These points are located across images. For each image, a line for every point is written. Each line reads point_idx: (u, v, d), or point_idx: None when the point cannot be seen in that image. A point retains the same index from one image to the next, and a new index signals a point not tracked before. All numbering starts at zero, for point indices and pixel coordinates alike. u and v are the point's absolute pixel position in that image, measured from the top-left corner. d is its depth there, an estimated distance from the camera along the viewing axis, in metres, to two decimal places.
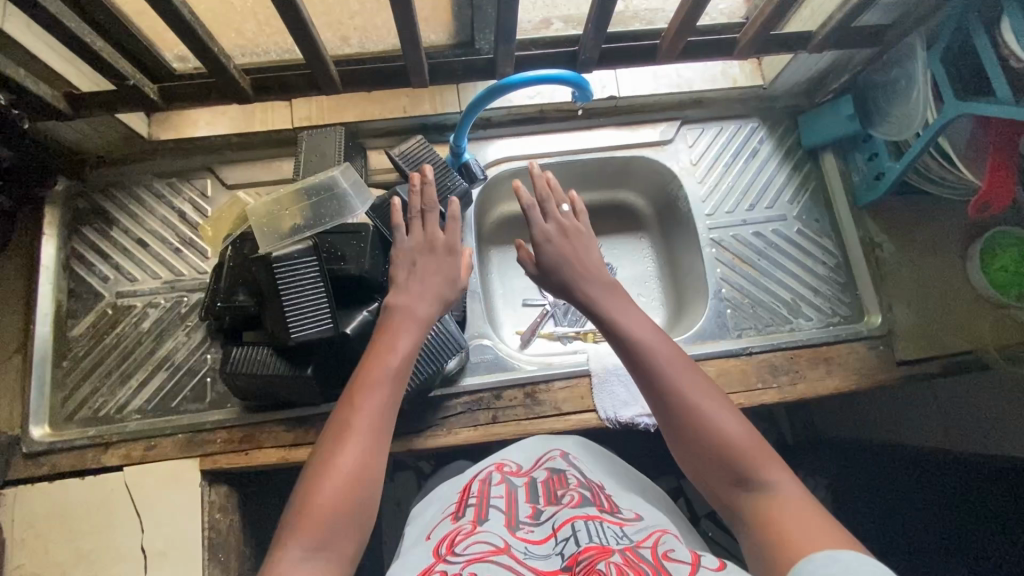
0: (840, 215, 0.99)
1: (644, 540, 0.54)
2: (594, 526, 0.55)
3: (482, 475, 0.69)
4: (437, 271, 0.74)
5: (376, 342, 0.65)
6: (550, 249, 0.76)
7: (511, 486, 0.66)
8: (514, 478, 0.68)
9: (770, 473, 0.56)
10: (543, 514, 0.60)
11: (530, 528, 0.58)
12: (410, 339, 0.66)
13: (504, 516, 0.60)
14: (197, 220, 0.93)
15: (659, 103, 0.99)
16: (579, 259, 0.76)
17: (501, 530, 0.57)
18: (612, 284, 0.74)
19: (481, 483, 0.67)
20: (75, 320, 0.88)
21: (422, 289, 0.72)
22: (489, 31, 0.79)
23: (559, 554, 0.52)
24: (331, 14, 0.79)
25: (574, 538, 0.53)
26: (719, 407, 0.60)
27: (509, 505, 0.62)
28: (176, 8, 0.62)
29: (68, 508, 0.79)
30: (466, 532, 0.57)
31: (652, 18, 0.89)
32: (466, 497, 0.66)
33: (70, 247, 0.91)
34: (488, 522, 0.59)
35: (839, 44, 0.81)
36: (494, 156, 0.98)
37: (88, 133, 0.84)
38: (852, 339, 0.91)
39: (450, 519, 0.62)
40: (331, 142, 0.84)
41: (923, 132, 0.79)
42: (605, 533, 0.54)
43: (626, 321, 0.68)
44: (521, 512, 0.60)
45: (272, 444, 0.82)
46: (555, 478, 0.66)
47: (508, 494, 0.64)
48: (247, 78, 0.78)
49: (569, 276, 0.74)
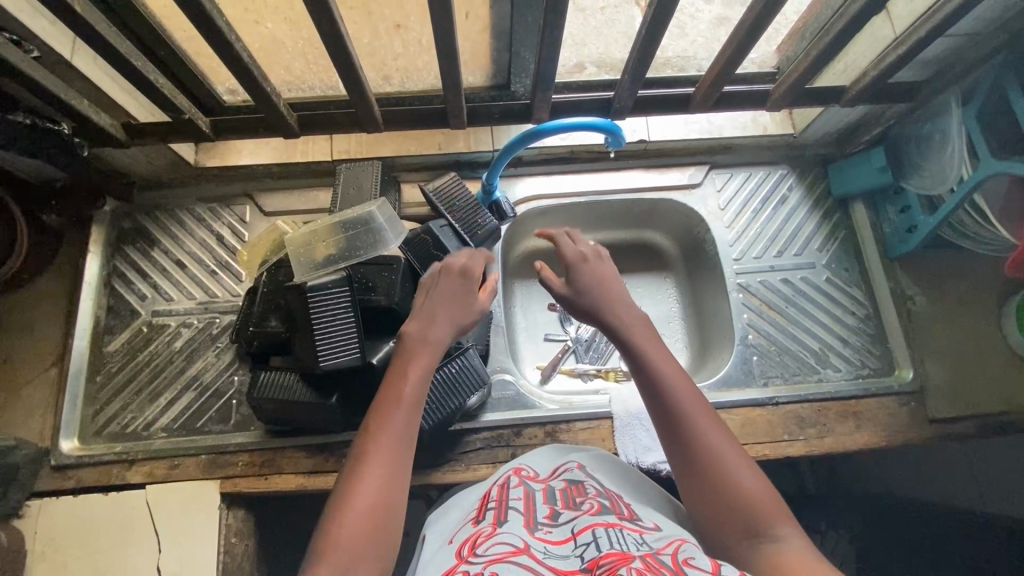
0: (871, 265, 0.98)
1: (664, 547, 0.52)
2: (614, 532, 0.54)
3: (502, 482, 0.69)
4: (451, 297, 0.70)
5: (394, 368, 0.65)
6: (583, 269, 0.74)
7: (529, 490, 0.65)
8: (532, 484, 0.67)
9: (778, 527, 0.55)
10: (562, 515, 0.59)
11: (549, 529, 0.56)
12: (426, 368, 0.64)
13: (523, 518, 0.58)
14: (234, 244, 0.96)
15: (689, 148, 1.01)
16: (609, 284, 0.73)
17: (521, 531, 0.56)
18: (636, 311, 0.70)
19: (500, 487, 0.67)
20: (111, 336, 0.91)
21: (435, 314, 0.69)
22: (525, 76, 0.81)
23: (578, 555, 0.51)
24: (376, 56, 0.83)
25: (594, 542, 0.52)
26: (736, 454, 0.59)
27: (528, 506, 0.61)
28: (239, 56, 0.65)
29: (90, 522, 0.80)
30: (486, 534, 0.56)
31: (684, 64, 0.91)
32: (487, 502, 0.64)
33: (112, 265, 0.94)
34: (507, 522, 0.58)
35: (874, 98, 0.82)
36: (523, 194, 0.99)
37: (140, 158, 0.88)
38: (882, 394, 0.89)
39: (470, 523, 0.61)
40: (368, 176, 0.87)
41: (957, 189, 0.79)
42: (624, 539, 0.52)
43: (648, 351, 0.66)
44: (540, 514, 0.59)
45: (292, 470, 0.83)
46: (574, 485, 0.65)
47: (527, 498, 0.63)
48: (295, 115, 0.81)
49: (601, 301, 0.71)
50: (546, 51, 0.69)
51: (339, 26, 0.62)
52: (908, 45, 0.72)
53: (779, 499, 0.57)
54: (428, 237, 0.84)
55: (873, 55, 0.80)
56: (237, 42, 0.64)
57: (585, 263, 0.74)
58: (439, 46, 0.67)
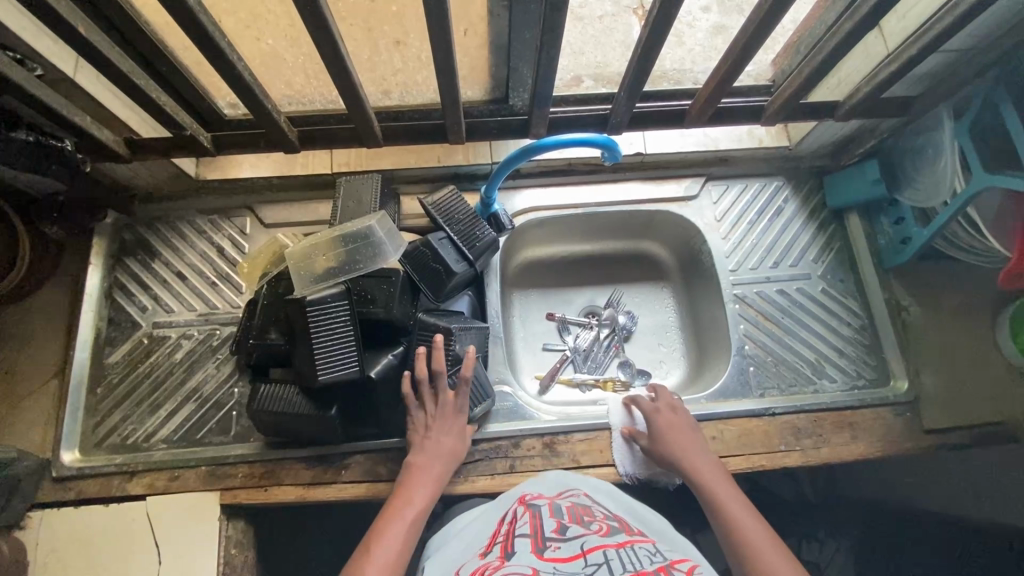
0: (865, 275, 0.98)
1: (677, 562, 0.56)
2: (625, 551, 0.56)
3: (508, 516, 0.69)
4: (447, 433, 0.79)
5: (400, 488, 0.75)
6: (657, 421, 0.83)
7: (535, 512, 0.67)
8: (537, 504, 0.70)
9: None
10: (569, 530, 0.61)
11: (557, 545, 0.58)
12: (426, 491, 0.75)
13: (531, 541, 0.59)
14: (235, 256, 0.97)
15: (685, 160, 1.02)
16: (683, 433, 0.81)
17: (529, 557, 0.56)
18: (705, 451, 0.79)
19: (507, 522, 0.66)
20: (111, 347, 0.92)
21: (436, 448, 0.78)
22: (523, 90, 0.82)
23: (589, 573, 0.52)
24: (376, 71, 0.84)
25: (606, 564, 0.53)
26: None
27: (535, 527, 0.62)
28: (240, 74, 0.66)
29: (91, 533, 0.80)
30: (493, 567, 0.56)
31: (680, 77, 0.92)
32: (495, 538, 0.64)
33: (113, 277, 0.95)
34: (516, 553, 0.58)
35: (867, 113, 0.83)
36: (522, 206, 1.00)
37: (141, 172, 0.89)
38: (877, 405, 0.90)
39: (478, 556, 0.61)
40: (368, 189, 0.88)
41: (951, 203, 0.80)
42: (637, 557, 0.55)
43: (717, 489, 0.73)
44: (547, 531, 0.61)
45: (292, 482, 0.83)
46: (581, 508, 0.68)
47: (534, 519, 0.65)
48: (296, 131, 0.82)
49: (673, 448, 0.80)
50: (543, 68, 0.70)
51: (338, 46, 0.63)
52: (901, 62, 0.73)
53: None
54: (426, 249, 0.84)
55: (866, 71, 0.81)
56: (238, 61, 0.65)
57: (655, 413, 0.84)
58: (438, 65, 0.68)
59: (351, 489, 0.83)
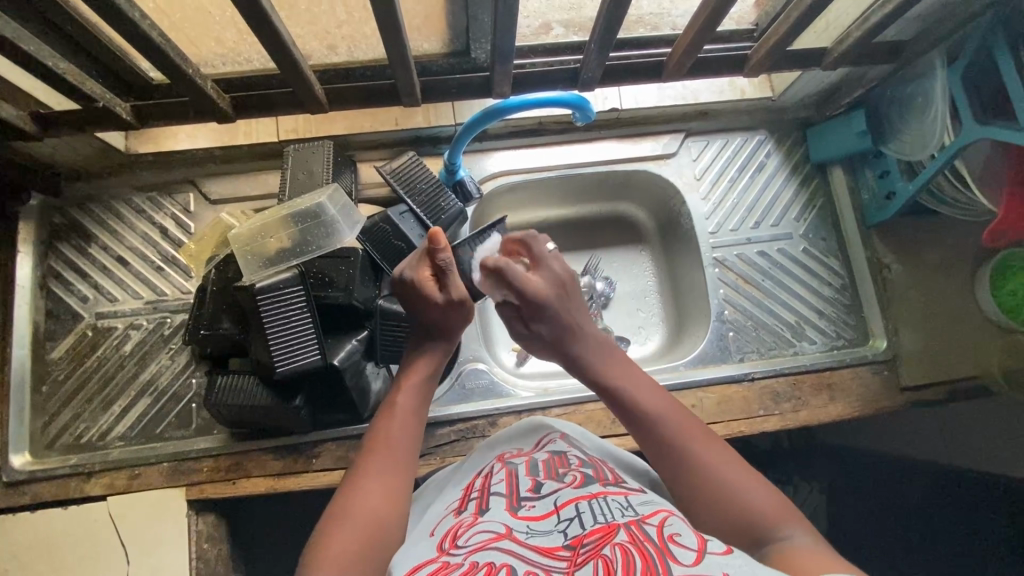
0: (848, 233, 0.95)
1: (650, 515, 0.50)
2: (597, 504, 0.51)
3: (485, 470, 0.63)
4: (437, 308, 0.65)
5: (387, 400, 0.64)
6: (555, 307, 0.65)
7: (512, 467, 0.61)
8: (516, 460, 0.62)
9: (787, 529, 0.52)
10: (544, 487, 0.55)
11: (532, 503, 0.53)
12: (410, 398, 0.64)
13: (505, 499, 0.54)
14: (180, 237, 0.89)
15: (662, 115, 0.95)
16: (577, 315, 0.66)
17: (502, 514, 0.52)
18: (616, 349, 0.68)
19: (484, 474, 0.61)
20: (54, 342, 0.85)
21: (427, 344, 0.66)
22: (485, 41, 0.74)
23: (561, 531, 0.49)
24: (319, 23, 0.73)
25: (578, 518, 0.50)
26: (780, 507, 0.54)
27: (511, 485, 0.57)
28: (148, 36, 0.57)
29: (50, 537, 0.76)
30: (467, 524, 0.52)
31: (657, 23, 0.81)
32: (470, 492, 0.59)
33: (46, 265, 0.86)
34: (490, 509, 0.53)
35: (857, 59, 0.77)
36: (492, 169, 0.94)
37: (61, 148, 0.79)
38: (856, 364, 0.89)
39: (452, 513, 0.56)
40: (319, 158, 0.80)
41: (938, 155, 0.76)
42: (609, 508, 0.51)
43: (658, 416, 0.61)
44: (522, 488, 0.56)
45: (261, 473, 0.80)
46: (557, 456, 0.61)
47: (510, 476, 0.58)
48: (228, 97, 0.74)
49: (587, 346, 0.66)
50: (503, 22, 0.62)
51: None
52: (896, 3, 0.67)
53: (795, 509, 0.55)
54: (387, 226, 0.78)
55: (856, 13, 0.75)
56: (143, 20, 0.56)
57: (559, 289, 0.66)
58: (379, 19, 0.60)
59: (323, 478, 0.80)
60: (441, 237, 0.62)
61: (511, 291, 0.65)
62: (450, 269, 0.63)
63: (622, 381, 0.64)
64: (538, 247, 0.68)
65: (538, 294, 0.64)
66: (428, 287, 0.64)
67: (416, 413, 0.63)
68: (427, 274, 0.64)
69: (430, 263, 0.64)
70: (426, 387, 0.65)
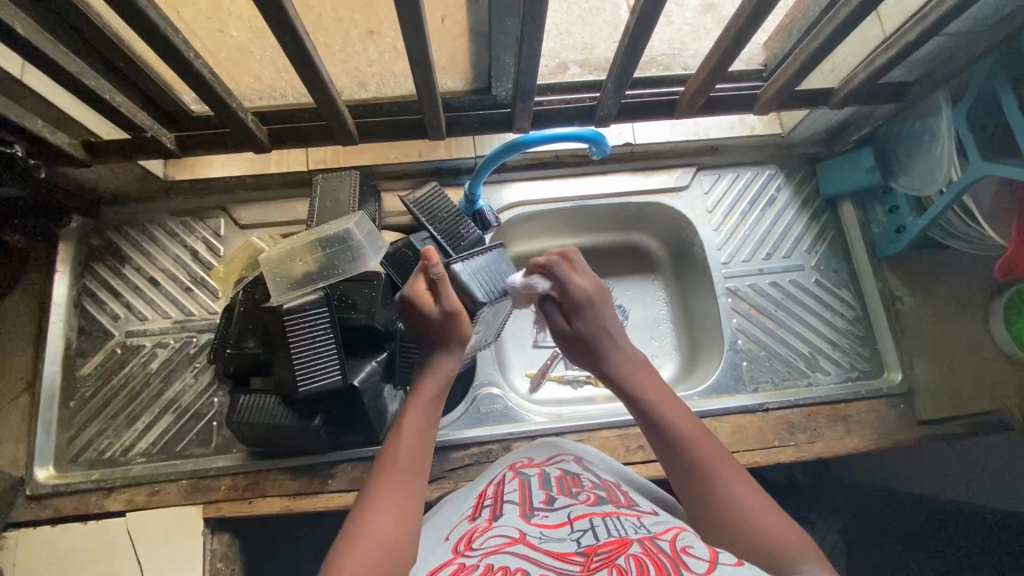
0: (859, 266, 0.97)
1: (662, 532, 0.50)
2: (611, 520, 0.52)
3: (497, 478, 0.64)
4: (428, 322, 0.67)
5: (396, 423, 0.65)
6: (588, 311, 0.69)
7: (524, 478, 0.62)
8: (528, 471, 0.64)
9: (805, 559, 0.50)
10: (558, 501, 0.56)
11: (545, 513, 0.54)
12: (419, 422, 0.65)
13: (519, 507, 0.55)
14: (209, 259, 0.93)
15: (675, 150, 0.99)
16: (612, 326, 0.70)
17: (516, 520, 0.53)
18: (645, 361, 0.70)
19: (496, 484, 0.62)
20: (84, 359, 0.88)
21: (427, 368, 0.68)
22: (506, 80, 0.78)
23: (574, 539, 0.49)
24: (350, 62, 0.77)
25: (591, 530, 0.50)
26: (799, 540, 0.52)
27: (524, 495, 0.58)
28: (199, 72, 0.62)
29: (68, 550, 0.77)
30: (482, 529, 0.53)
31: (669, 63, 0.86)
32: (483, 500, 0.60)
33: (82, 284, 0.90)
34: (504, 515, 0.54)
35: (862, 99, 0.80)
36: (508, 200, 0.97)
37: (105, 175, 0.84)
38: (873, 397, 0.89)
39: (467, 520, 0.57)
40: (346, 186, 0.84)
41: (947, 190, 0.77)
42: (622, 525, 0.51)
43: (684, 425, 0.63)
44: (536, 500, 0.56)
45: (277, 493, 0.81)
46: (569, 475, 0.62)
47: (522, 487, 0.60)
48: (266, 129, 0.78)
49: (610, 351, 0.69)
50: (525, 65, 0.67)
51: (300, 39, 0.58)
52: (896, 49, 0.70)
53: (814, 544, 0.53)
54: (410, 251, 0.81)
55: (861, 56, 0.78)
56: (195, 59, 0.61)
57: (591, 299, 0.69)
58: (410, 59, 0.64)
59: (339, 499, 0.81)
60: (434, 254, 0.65)
61: (555, 286, 0.70)
62: (442, 280, 0.65)
63: (649, 390, 0.66)
64: (579, 259, 0.72)
65: (579, 293, 0.69)
66: (421, 300, 0.66)
67: (425, 436, 0.64)
68: (422, 288, 0.67)
69: (425, 278, 0.67)
70: (432, 409, 0.66)
